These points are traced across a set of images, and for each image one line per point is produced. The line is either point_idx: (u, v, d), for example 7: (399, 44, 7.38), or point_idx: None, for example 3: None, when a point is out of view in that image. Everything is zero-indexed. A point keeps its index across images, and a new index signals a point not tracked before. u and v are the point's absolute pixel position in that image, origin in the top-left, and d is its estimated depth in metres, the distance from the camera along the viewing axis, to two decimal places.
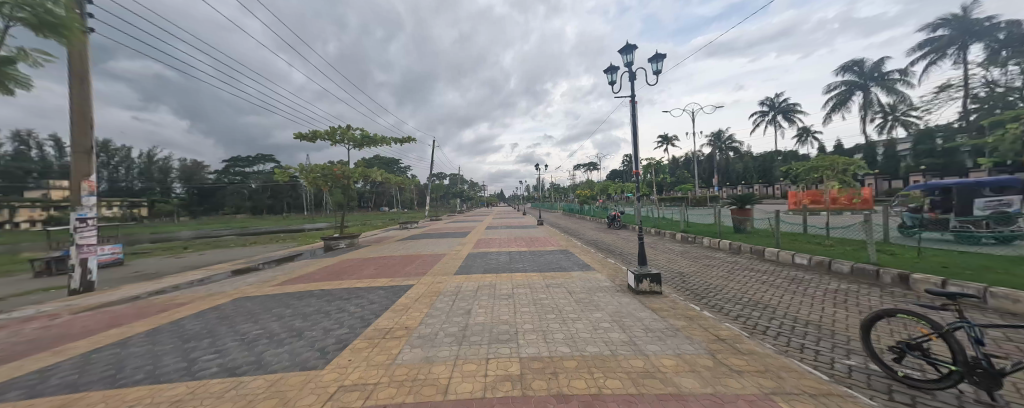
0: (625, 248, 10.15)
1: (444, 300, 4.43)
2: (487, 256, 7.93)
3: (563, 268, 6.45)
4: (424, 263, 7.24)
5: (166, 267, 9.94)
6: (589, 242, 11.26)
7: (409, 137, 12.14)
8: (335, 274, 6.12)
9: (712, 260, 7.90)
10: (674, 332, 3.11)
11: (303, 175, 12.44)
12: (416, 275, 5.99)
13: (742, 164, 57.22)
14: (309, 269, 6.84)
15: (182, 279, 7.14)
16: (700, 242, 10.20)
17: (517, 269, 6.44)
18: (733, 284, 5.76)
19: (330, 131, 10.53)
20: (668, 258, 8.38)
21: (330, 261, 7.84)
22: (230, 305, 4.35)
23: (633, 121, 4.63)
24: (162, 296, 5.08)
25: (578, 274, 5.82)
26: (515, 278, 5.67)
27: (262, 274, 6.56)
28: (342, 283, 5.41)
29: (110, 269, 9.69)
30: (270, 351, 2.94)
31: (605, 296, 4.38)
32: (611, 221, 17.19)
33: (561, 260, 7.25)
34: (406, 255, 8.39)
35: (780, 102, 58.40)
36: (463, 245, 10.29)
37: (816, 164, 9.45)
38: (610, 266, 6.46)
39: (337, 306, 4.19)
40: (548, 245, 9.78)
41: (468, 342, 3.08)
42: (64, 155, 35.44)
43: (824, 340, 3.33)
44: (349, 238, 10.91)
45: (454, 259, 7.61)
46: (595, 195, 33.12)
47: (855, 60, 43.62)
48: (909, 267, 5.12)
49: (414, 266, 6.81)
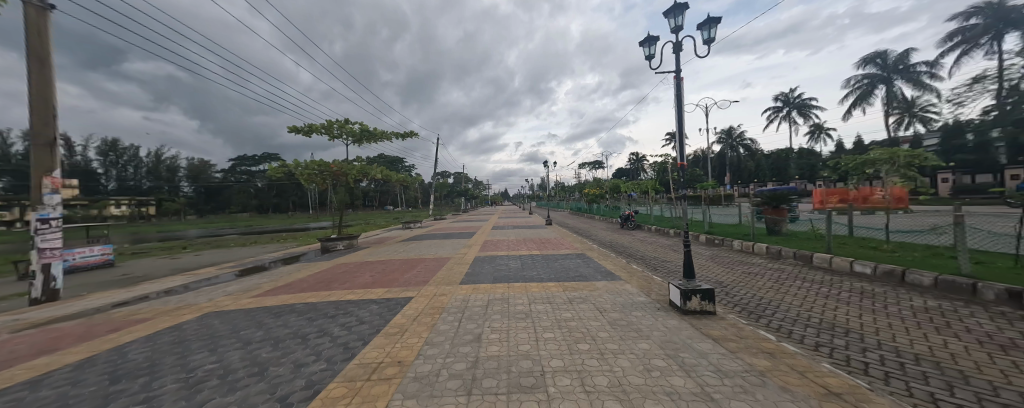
0: (647, 251, 9.30)
1: (449, 321, 3.61)
2: (496, 261, 7.14)
3: (583, 276, 5.66)
4: (426, 268, 6.49)
5: (155, 269, 9.41)
6: (605, 245, 10.39)
7: (411, 132, 11.45)
8: (325, 282, 5.40)
9: (750, 266, 7.04)
10: (761, 380, 2.24)
11: (298, 172, 11.47)
12: (417, 284, 5.27)
13: (754, 162, 55.43)
14: (298, 275, 6.12)
15: (162, 285, 6.56)
16: (729, 245, 9.30)
17: (531, 278, 5.63)
18: (787, 297, 4.92)
19: (328, 125, 9.87)
20: (700, 264, 7.49)
21: (323, 266, 7.12)
22: (194, 323, 3.65)
23: (678, 100, 3.75)
24: (126, 308, 4.44)
25: (604, 285, 4.99)
26: (530, 289, 4.86)
27: (247, 280, 5.92)
28: (330, 295, 4.66)
29: (102, 271, 9.28)
30: (213, 401, 2.15)
31: (646, 317, 3.54)
32: (624, 221, 16.28)
33: (580, 266, 6.43)
34: (407, 259, 7.66)
35: (795, 97, 56.41)
36: (469, 247, 9.52)
37: (871, 157, 8.43)
38: (638, 275, 5.64)
39: (319, 328, 3.42)
40: (561, 248, 8.96)
41: (480, 390, 2.23)
42: (74, 153, 35.97)
43: (961, 389, 2.45)
44: (347, 239, 10.25)
45: (459, 265, 6.84)
46: (605, 193, 32.11)
47: (877, 52, 41.67)
48: (1010, 280, 4.20)
49: (415, 273, 6.09)
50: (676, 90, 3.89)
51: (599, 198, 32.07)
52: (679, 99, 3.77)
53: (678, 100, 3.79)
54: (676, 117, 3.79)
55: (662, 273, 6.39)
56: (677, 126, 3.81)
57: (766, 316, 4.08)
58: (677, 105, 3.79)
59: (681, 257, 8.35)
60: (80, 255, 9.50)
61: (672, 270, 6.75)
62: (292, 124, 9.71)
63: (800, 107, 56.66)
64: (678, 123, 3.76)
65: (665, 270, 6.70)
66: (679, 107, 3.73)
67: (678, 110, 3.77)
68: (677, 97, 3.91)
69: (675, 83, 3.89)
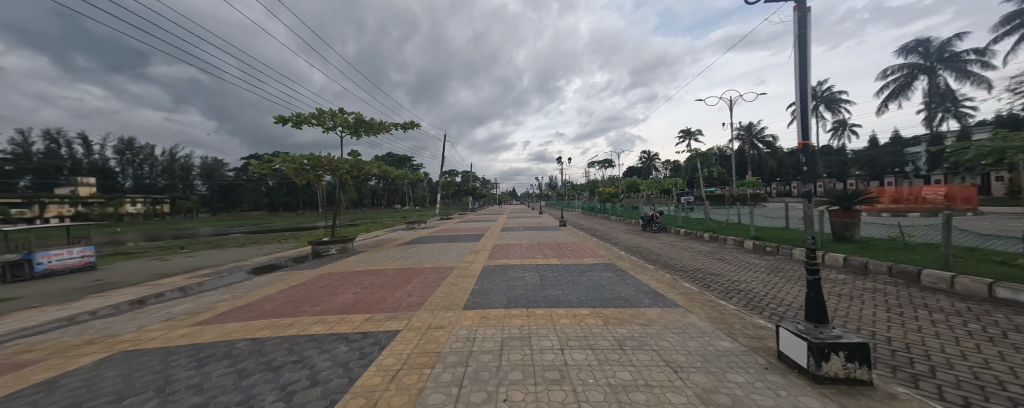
0: (686, 261, 7.87)
1: (443, 386, 2.30)
2: (510, 274, 5.87)
3: (626, 298, 4.30)
4: (425, 283, 5.24)
5: (133, 273, 8.58)
6: (634, 251, 8.94)
7: (412, 123, 10.30)
8: (293, 304, 4.23)
9: (830, 284, 5.53)
10: None
11: (287, 168, 9.48)
12: (410, 307, 4.06)
13: (776, 160, 52.43)
14: (269, 291, 4.99)
15: (115, 295, 5.60)
16: (786, 253, 7.81)
17: (557, 299, 4.34)
18: (918, 335, 3.47)
19: (319, 113, 8.76)
20: (761, 280, 5.97)
21: (305, 276, 6.02)
22: (79, 376, 2.51)
23: (804, 39, 2.50)
24: (27, 340, 3.38)
25: (658, 315, 3.63)
26: (560, 321, 3.54)
27: (210, 295, 4.87)
28: (289, 327, 3.45)
29: (82, 275, 8.57)
30: None
31: (765, 393, 2.13)
32: (647, 223, 14.69)
33: (617, 283, 5.08)
34: (403, 268, 6.47)
35: (822, 91, 52.94)
36: (477, 254, 8.28)
37: (998, 148, 5.53)
38: (699, 299, 4.24)
39: (246, 395, 2.19)
40: (584, 256, 7.60)
41: None
42: (92, 153, 36.94)
43: None
44: (342, 242, 9.18)
45: (465, 278, 5.60)
46: (619, 193, 30.45)
47: (918, 40, 38.50)
48: None
49: (409, 289, 4.88)
50: (797, 31, 2.62)
51: (614, 198, 30.41)
52: (805, 41, 2.49)
53: (801, 44, 2.53)
54: (801, 64, 2.49)
55: (720, 292, 4.98)
56: (802, 79, 2.49)
57: (923, 377, 2.68)
58: (801, 49, 2.51)
59: (733, 270, 6.80)
60: (57, 258, 8.77)
61: (732, 289, 5.30)
62: (278, 114, 8.62)
63: (829, 101, 53.11)
64: (806, 75, 2.42)
65: (721, 289, 5.25)
66: (807, 51, 2.45)
67: (805, 54, 2.46)
68: (796, 38, 2.63)
69: (795, 19, 2.63)
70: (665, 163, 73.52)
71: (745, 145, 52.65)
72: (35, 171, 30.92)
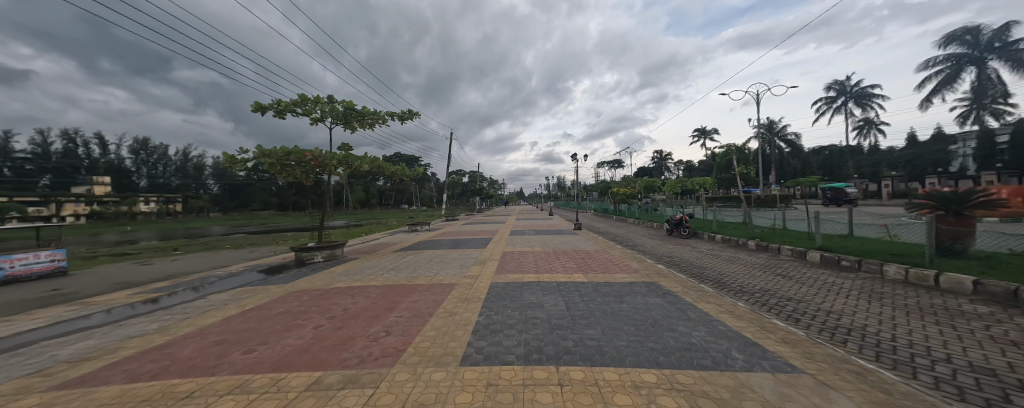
0: (742, 278, 6.32)
1: None
2: (526, 298, 4.47)
3: (712, 351, 2.80)
4: (411, 314, 3.86)
5: (98, 281, 7.62)
6: (670, 264, 7.43)
7: (410, 112, 9.10)
8: (219, 348, 2.94)
9: (975, 321, 3.91)
10: None
11: (267, 165, 8.26)
12: (382, 360, 2.73)
13: (800, 160, 49.56)
14: (210, 319, 3.76)
15: (30, 314, 4.46)
16: (872, 269, 6.15)
17: (605, 347, 2.91)
18: None
19: (303, 100, 7.65)
20: (865, 310, 4.40)
21: (271, 294, 4.81)
22: None
23: None
24: None
25: (788, 396, 2.12)
26: (617, 402, 2.09)
27: (133, 324, 3.70)
28: (183, 400, 2.15)
29: (45, 282, 7.70)
30: None
31: None
32: (675, 227, 13.08)
33: (677, 318, 3.62)
34: (393, 286, 5.15)
35: (852, 86, 49.66)
36: (483, 266, 6.93)
37: None
38: (826, 356, 2.70)
39: None
40: (615, 271, 6.13)
41: None
42: (107, 153, 38.01)
43: None
44: (329, 248, 8.04)
45: (467, 304, 4.24)
46: (636, 193, 28.73)
47: (967, 27, 34.98)
48: None
49: (390, 322, 3.58)
50: None
51: (629, 198, 28.75)
52: None
53: None
54: None
55: (825, 334, 3.52)
56: None
57: None
58: None
59: (814, 294, 5.21)
60: (20, 263, 7.93)
61: (834, 327, 3.81)
62: (256, 101, 7.51)
63: (857, 97, 49.71)
64: None
65: (820, 327, 3.77)
66: None
67: None
68: None
69: None
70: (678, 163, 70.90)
71: (766, 144, 49.93)
72: (53, 170, 32.12)
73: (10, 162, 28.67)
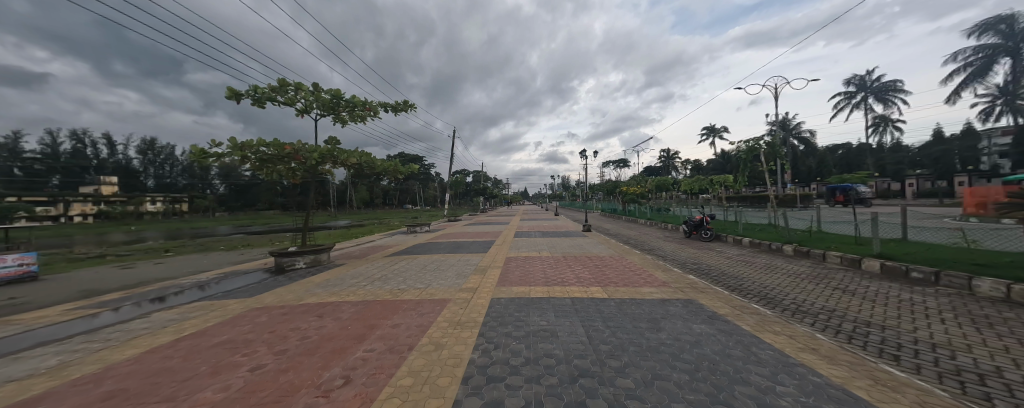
0: (791, 293, 5.27)
1: None
2: (536, 323, 3.50)
3: None
4: (385, 348, 2.92)
5: (65, 288, 6.96)
6: (702, 274, 6.41)
7: (405, 102, 8.24)
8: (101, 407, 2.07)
9: None
10: None
11: (247, 161, 7.53)
12: None
13: (816, 158, 47.47)
14: (126, 353, 2.89)
15: None
16: (955, 283, 5.06)
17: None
18: None
19: (284, 87, 6.85)
20: (981, 344, 3.32)
21: (227, 313, 3.96)
22: None
23: None
24: None
25: None
26: None
27: (30, 358, 2.87)
28: None
29: (5, 289, 7.04)
30: None
31: None
32: (695, 229, 11.92)
33: (744, 362, 2.61)
34: (374, 303, 4.25)
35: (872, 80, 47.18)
36: (482, 276, 5.95)
37: None
38: None
39: None
40: (640, 284, 5.12)
41: None
42: (114, 153, 38.31)
43: None
44: (312, 252, 7.23)
45: (462, 330, 3.33)
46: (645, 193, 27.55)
47: (1001, 15, 32.51)
48: None
49: (355, 362, 2.68)
50: None
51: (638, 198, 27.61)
52: None
53: None
54: None
55: (954, 386, 2.53)
56: None
57: None
58: None
59: (892, 316, 4.13)
60: None
61: (954, 371, 2.81)
62: (232, 88, 6.76)
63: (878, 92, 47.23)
64: None
65: (935, 370, 2.79)
66: None
67: None
68: None
69: None
70: (687, 162, 69.07)
71: (780, 142, 47.86)
72: (62, 170, 32.38)
73: (19, 163, 28.81)
